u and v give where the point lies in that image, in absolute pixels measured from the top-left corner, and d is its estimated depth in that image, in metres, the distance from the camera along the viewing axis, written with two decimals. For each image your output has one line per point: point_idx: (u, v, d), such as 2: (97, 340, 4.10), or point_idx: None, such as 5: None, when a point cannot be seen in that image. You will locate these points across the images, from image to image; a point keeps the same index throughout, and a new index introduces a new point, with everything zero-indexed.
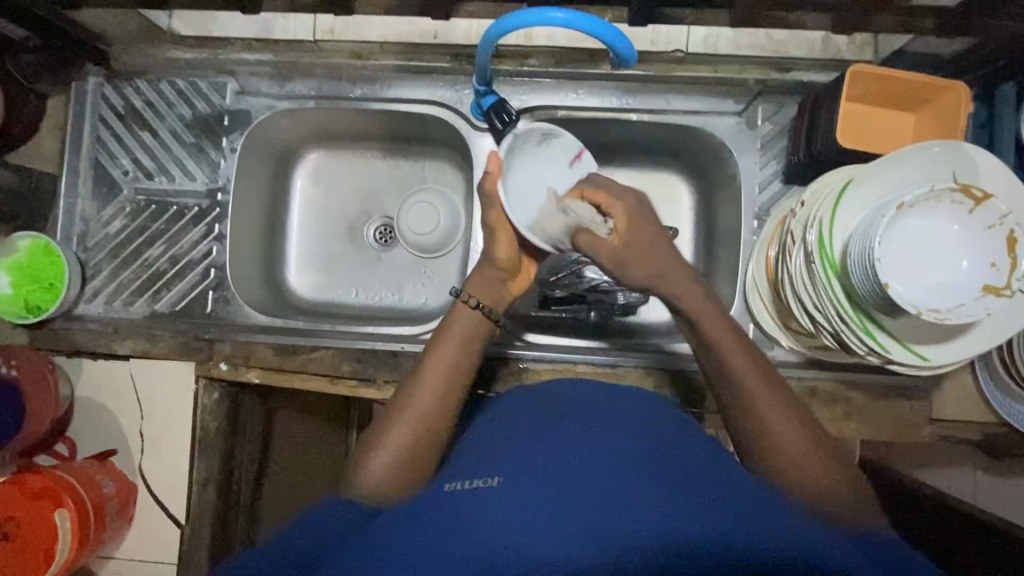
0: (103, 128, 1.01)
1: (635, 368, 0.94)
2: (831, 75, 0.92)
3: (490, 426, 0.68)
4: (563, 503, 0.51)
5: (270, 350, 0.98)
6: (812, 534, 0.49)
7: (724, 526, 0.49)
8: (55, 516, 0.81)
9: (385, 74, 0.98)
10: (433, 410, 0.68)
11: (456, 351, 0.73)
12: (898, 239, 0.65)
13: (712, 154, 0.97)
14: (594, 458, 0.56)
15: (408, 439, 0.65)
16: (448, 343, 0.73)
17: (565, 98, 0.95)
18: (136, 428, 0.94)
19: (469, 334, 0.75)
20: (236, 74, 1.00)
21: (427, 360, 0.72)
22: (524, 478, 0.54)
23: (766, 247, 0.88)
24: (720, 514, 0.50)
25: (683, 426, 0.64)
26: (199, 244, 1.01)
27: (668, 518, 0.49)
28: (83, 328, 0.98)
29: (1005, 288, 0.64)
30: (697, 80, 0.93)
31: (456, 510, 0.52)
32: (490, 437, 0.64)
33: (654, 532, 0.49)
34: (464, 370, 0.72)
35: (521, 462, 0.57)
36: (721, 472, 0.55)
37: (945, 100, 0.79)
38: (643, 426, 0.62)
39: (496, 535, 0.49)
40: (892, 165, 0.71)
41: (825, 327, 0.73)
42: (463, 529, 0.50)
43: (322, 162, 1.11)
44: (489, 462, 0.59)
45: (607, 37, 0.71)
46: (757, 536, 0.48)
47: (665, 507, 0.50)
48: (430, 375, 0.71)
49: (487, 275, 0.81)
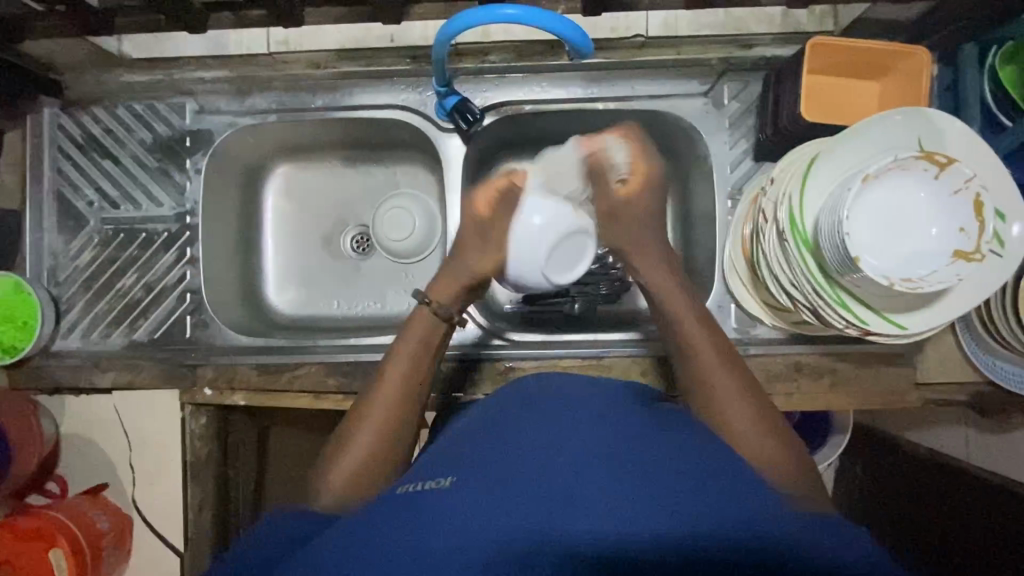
0: (63, 159, 0.99)
1: (623, 357, 0.93)
2: (793, 48, 0.92)
3: (468, 419, 0.68)
4: (539, 503, 0.50)
5: (254, 371, 0.97)
6: (787, 521, 0.49)
7: (702, 519, 0.49)
8: (50, 556, 0.81)
9: (344, 81, 0.96)
10: (394, 416, 0.70)
11: (416, 359, 0.75)
12: (866, 208, 0.65)
13: (682, 136, 0.96)
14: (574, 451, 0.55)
15: (372, 444, 0.68)
16: (408, 352, 0.75)
17: (530, 92, 0.94)
18: (126, 460, 0.93)
19: (425, 342, 0.77)
20: (195, 94, 0.98)
21: (388, 367, 0.74)
22: (500, 472, 0.54)
23: (742, 225, 0.87)
24: (698, 506, 0.50)
25: (668, 413, 0.63)
26: (172, 270, 0.99)
27: (647, 511, 0.49)
28: (63, 364, 0.97)
29: (975, 252, 0.64)
30: (659, 63, 0.92)
31: (430, 510, 0.51)
32: (465, 433, 0.64)
33: (629, 523, 0.48)
34: (422, 376, 0.75)
35: (500, 459, 0.56)
36: (702, 459, 0.54)
37: (906, 66, 0.78)
38: (620, 417, 0.61)
39: (464, 531, 0.49)
40: (857, 136, 0.71)
41: (804, 303, 0.74)
42: (433, 529, 0.49)
43: (289, 180, 1.10)
44: (468, 457, 0.58)
45: (562, 30, 0.70)
46: (732, 528, 0.48)
47: (647, 503, 0.50)
48: (390, 378, 0.73)
49: (453, 274, 0.81)
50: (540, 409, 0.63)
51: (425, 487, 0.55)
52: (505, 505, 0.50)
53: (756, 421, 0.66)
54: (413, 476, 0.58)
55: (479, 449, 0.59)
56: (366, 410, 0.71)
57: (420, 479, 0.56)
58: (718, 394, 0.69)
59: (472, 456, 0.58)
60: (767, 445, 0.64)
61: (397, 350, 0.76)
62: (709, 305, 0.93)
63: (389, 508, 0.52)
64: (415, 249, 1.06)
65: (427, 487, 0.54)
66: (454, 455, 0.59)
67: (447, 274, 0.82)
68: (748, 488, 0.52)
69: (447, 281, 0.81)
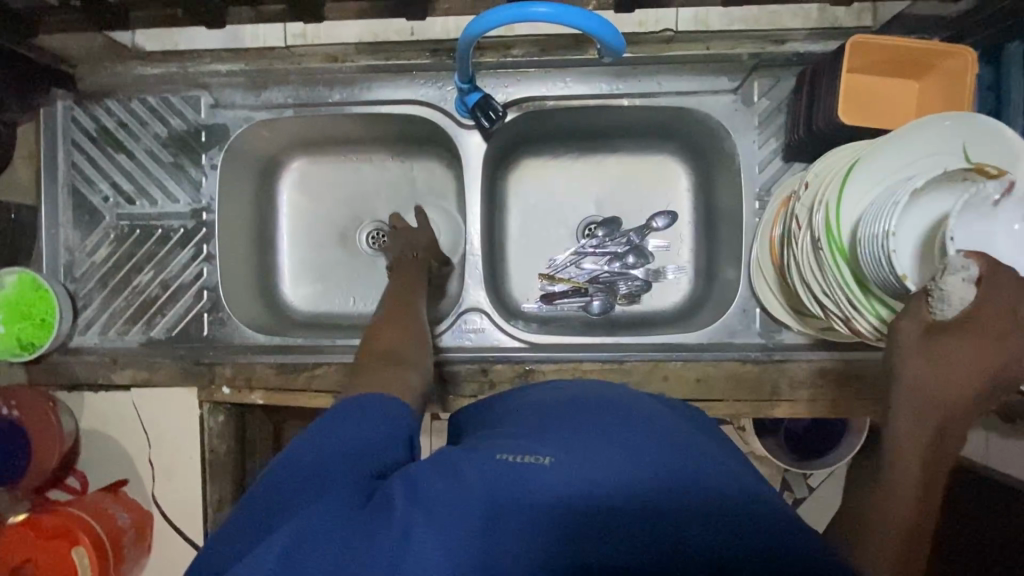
0: (77, 153, 0.97)
1: (645, 361, 0.91)
2: (830, 44, 0.88)
3: (528, 400, 0.68)
4: (634, 470, 0.50)
5: (271, 370, 0.96)
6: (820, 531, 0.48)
7: (745, 521, 0.46)
8: (73, 554, 0.82)
9: (362, 76, 0.94)
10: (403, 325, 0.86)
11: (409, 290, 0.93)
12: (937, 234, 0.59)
13: (708, 134, 0.93)
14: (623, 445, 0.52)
15: (392, 337, 0.83)
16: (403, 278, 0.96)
17: (553, 87, 0.91)
18: (145, 457, 0.93)
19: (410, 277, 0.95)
20: (210, 87, 0.96)
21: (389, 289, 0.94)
22: (579, 445, 0.53)
23: (770, 227, 0.86)
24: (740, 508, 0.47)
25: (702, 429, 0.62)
26: (189, 267, 0.98)
27: (700, 503, 0.47)
28: (81, 361, 0.97)
29: None
30: (688, 58, 0.89)
31: (521, 477, 0.49)
32: (513, 423, 0.61)
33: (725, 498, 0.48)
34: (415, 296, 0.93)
35: (550, 446, 0.53)
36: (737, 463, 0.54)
37: (949, 65, 0.75)
38: (658, 419, 0.59)
39: (555, 492, 0.48)
40: (902, 141, 0.68)
41: (836, 312, 0.73)
42: (526, 490, 0.49)
43: (341, 173, 1.08)
44: (532, 434, 0.57)
45: (595, 29, 0.67)
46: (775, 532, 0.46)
47: (733, 482, 0.50)
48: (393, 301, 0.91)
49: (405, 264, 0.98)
50: (590, 400, 0.62)
51: (520, 460, 0.51)
52: (602, 470, 0.50)
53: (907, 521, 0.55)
54: (505, 445, 0.55)
55: (525, 438, 0.56)
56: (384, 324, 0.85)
57: (517, 449, 0.53)
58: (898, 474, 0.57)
59: (520, 442, 0.55)
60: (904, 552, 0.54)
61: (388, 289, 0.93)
62: (733, 309, 0.92)
63: (488, 468, 0.51)
64: None
65: (525, 460, 0.51)
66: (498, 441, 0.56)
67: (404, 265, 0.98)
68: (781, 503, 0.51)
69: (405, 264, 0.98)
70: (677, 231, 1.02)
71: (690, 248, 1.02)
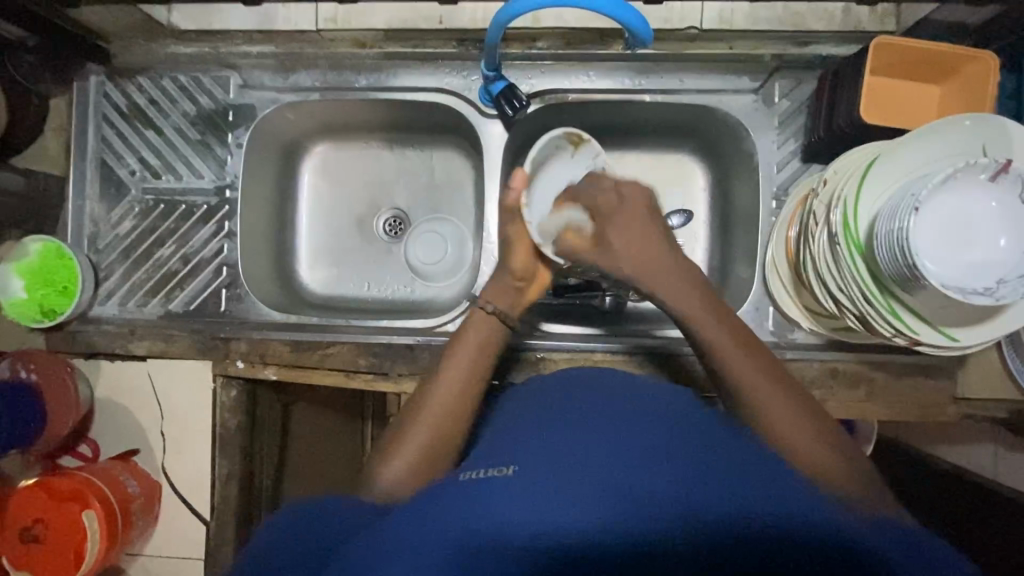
0: (107, 128, 1.00)
1: (653, 355, 0.93)
2: (851, 47, 0.90)
3: (534, 395, 0.70)
4: (599, 484, 0.51)
5: (286, 347, 0.97)
6: (817, 509, 0.49)
7: (708, 505, 0.49)
8: (83, 518, 0.82)
9: (389, 62, 0.96)
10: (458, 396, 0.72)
11: (473, 356, 0.76)
12: (940, 205, 0.62)
13: (728, 133, 0.94)
14: (596, 446, 0.55)
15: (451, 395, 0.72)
16: (464, 349, 0.77)
17: (576, 81, 0.93)
18: (158, 428, 0.95)
19: (483, 341, 0.78)
20: (239, 68, 0.99)
21: (459, 343, 0.77)
22: (554, 459, 0.55)
23: (786, 227, 0.86)
24: (701, 495, 0.50)
25: (696, 409, 0.63)
26: (210, 243, 1.00)
27: (660, 519, 0.49)
28: (100, 330, 0.99)
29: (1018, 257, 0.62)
30: (710, 57, 0.91)
31: (481, 497, 0.52)
32: (495, 434, 0.65)
33: (687, 509, 0.49)
34: (480, 374, 0.75)
35: (524, 452, 0.57)
36: (705, 428, 0.58)
37: (972, 71, 0.76)
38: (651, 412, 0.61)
39: (513, 504, 0.50)
40: (921, 140, 0.69)
41: (850, 309, 0.73)
42: (485, 511, 0.50)
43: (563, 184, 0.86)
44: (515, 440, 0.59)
45: (623, 17, 0.70)
46: (743, 519, 0.48)
47: (691, 486, 0.50)
48: (458, 356, 0.76)
49: (504, 284, 0.84)
50: (583, 395, 0.65)
51: (485, 474, 0.55)
52: (563, 488, 0.51)
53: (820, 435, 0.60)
54: (471, 465, 0.58)
55: (513, 442, 0.60)
56: (422, 405, 0.71)
57: (484, 466, 0.57)
58: (765, 404, 0.62)
59: (503, 450, 0.59)
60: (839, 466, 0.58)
61: (456, 346, 0.77)
62: (746, 307, 0.92)
63: (452, 491, 0.53)
64: (447, 270, 1.07)
65: (490, 474, 0.54)
66: (485, 451, 0.60)
67: (496, 284, 0.84)
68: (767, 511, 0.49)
69: (501, 288, 0.83)
70: (691, 230, 1.02)
71: (704, 247, 1.02)
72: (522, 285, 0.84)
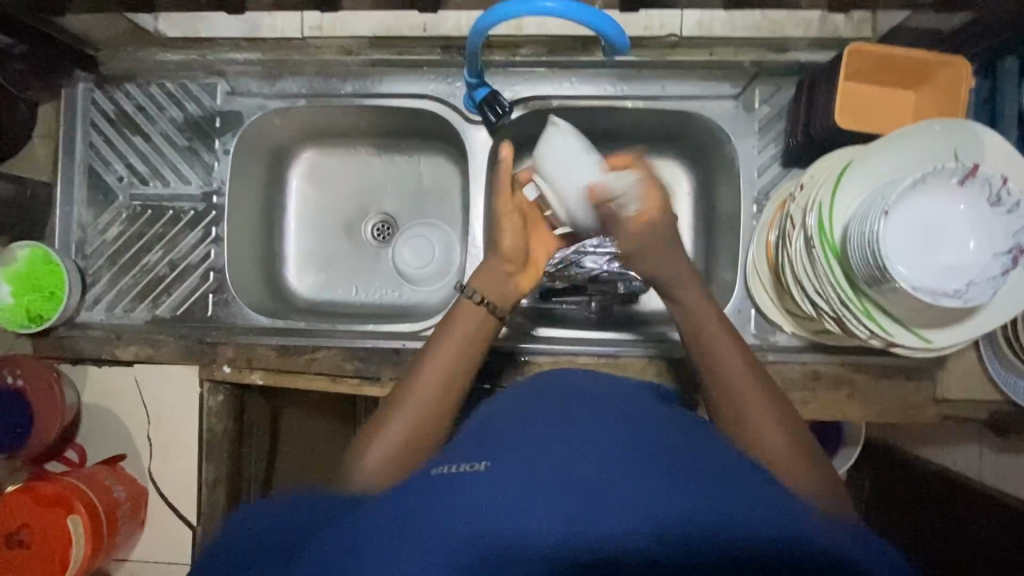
0: (95, 134, 1.00)
1: (637, 357, 0.94)
2: (828, 54, 0.91)
3: (514, 398, 0.70)
4: (572, 484, 0.52)
5: (272, 352, 0.98)
6: (776, 513, 0.50)
7: (675, 507, 0.50)
8: (67, 522, 0.82)
9: (375, 69, 0.97)
10: (442, 384, 0.73)
11: (459, 344, 0.77)
12: (909, 208, 0.64)
13: (710, 138, 0.95)
14: (570, 446, 0.56)
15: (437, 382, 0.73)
16: (450, 336, 0.78)
17: (559, 87, 0.94)
18: (144, 433, 0.95)
19: (471, 331, 0.79)
20: (226, 75, 0.99)
21: (446, 332, 0.79)
22: (529, 461, 0.55)
23: (766, 231, 0.87)
24: (670, 497, 0.51)
25: (669, 415, 0.64)
26: (197, 248, 1.00)
27: (630, 521, 0.49)
28: (87, 336, 0.99)
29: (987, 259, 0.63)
30: (691, 63, 0.92)
31: (454, 498, 0.52)
32: (471, 432, 0.65)
33: (656, 511, 0.50)
34: (464, 364, 0.76)
35: (499, 451, 0.58)
36: (677, 434, 0.59)
37: (945, 76, 0.77)
38: (626, 415, 0.62)
39: (486, 504, 0.51)
40: (893, 145, 0.70)
41: (827, 311, 0.74)
42: (458, 513, 0.51)
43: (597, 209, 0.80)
44: (493, 443, 0.60)
45: (598, 25, 0.71)
46: (707, 522, 0.49)
47: (662, 488, 0.51)
48: (445, 345, 0.77)
49: (495, 270, 0.83)
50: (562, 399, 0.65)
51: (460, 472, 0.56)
52: (536, 488, 0.52)
53: (784, 435, 0.64)
54: (447, 464, 0.59)
55: (490, 440, 0.61)
56: (407, 394, 0.72)
57: (460, 464, 0.57)
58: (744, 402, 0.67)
59: (480, 451, 0.59)
60: (795, 466, 0.61)
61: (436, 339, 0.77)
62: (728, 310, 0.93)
63: (426, 493, 0.53)
64: (435, 275, 1.08)
65: (465, 472, 0.55)
66: (461, 448, 0.61)
67: (487, 271, 0.84)
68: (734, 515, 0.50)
69: (491, 274, 0.83)
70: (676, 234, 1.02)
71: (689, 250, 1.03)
72: (511, 269, 0.84)
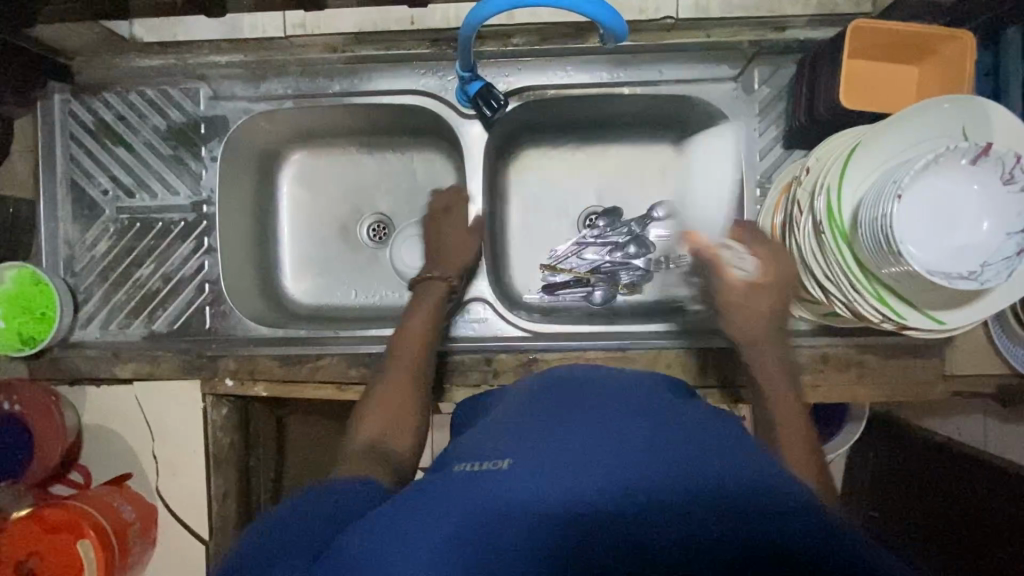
0: (75, 147, 0.97)
1: (647, 350, 0.92)
2: (827, 30, 0.89)
3: (523, 394, 0.69)
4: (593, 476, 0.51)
5: (274, 362, 0.96)
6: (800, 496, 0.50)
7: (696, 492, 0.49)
8: (78, 547, 0.80)
9: (362, 65, 0.94)
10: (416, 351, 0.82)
11: (426, 318, 0.87)
12: (922, 187, 0.63)
13: (709, 122, 0.94)
14: (586, 438, 0.55)
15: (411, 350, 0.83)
16: (421, 310, 0.88)
17: (554, 77, 0.92)
18: (149, 451, 0.93)
19: (434, 305, 0.89)
20: (208, 79, 0.96)
21: (414, 311, 0.88)
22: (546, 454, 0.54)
23: (771, 215, 0.85)
24: (694, 483, 0.50)
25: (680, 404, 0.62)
26: (190, 260, 0.98)
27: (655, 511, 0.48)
28: (82, 356, 0.96)
29: (1001, 241, 0.63)
30: (688, 46, 0.89)
31: (471, 497, 0.51)
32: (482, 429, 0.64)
33: (681, 502, 0.49)
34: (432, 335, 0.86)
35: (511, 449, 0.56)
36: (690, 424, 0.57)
37: (950, 51, 0.75)
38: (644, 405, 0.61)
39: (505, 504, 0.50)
40: (900, 122, 0.69)
41: (837, 296, 0.73)
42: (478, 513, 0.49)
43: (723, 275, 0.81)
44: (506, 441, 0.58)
45: (596, 13, 0.69)
46: (733, 508, 0.48)
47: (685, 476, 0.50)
48: (416, 319, 0.87)
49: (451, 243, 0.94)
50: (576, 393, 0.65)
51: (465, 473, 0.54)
52: (557, 482, 0.51)
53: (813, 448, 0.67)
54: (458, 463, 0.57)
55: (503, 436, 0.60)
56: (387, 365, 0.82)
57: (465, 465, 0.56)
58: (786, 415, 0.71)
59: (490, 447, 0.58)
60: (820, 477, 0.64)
61: (412, 312, 0.88)
62: None
63: (436, 492, 0.52)
64: None
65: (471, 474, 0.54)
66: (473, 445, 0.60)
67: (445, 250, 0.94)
68: (760, 501, 0.49)
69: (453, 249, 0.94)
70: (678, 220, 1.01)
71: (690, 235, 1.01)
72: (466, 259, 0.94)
